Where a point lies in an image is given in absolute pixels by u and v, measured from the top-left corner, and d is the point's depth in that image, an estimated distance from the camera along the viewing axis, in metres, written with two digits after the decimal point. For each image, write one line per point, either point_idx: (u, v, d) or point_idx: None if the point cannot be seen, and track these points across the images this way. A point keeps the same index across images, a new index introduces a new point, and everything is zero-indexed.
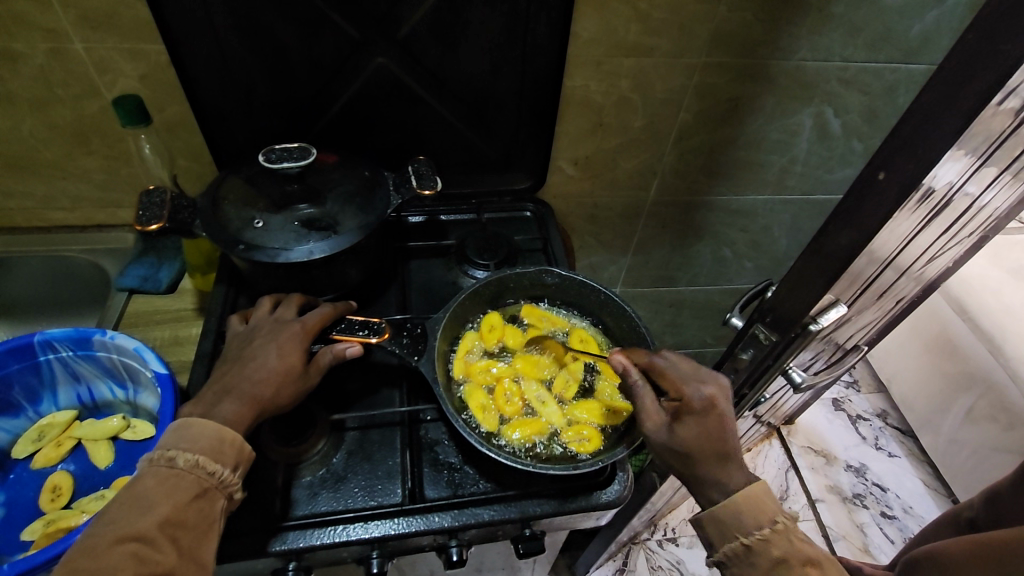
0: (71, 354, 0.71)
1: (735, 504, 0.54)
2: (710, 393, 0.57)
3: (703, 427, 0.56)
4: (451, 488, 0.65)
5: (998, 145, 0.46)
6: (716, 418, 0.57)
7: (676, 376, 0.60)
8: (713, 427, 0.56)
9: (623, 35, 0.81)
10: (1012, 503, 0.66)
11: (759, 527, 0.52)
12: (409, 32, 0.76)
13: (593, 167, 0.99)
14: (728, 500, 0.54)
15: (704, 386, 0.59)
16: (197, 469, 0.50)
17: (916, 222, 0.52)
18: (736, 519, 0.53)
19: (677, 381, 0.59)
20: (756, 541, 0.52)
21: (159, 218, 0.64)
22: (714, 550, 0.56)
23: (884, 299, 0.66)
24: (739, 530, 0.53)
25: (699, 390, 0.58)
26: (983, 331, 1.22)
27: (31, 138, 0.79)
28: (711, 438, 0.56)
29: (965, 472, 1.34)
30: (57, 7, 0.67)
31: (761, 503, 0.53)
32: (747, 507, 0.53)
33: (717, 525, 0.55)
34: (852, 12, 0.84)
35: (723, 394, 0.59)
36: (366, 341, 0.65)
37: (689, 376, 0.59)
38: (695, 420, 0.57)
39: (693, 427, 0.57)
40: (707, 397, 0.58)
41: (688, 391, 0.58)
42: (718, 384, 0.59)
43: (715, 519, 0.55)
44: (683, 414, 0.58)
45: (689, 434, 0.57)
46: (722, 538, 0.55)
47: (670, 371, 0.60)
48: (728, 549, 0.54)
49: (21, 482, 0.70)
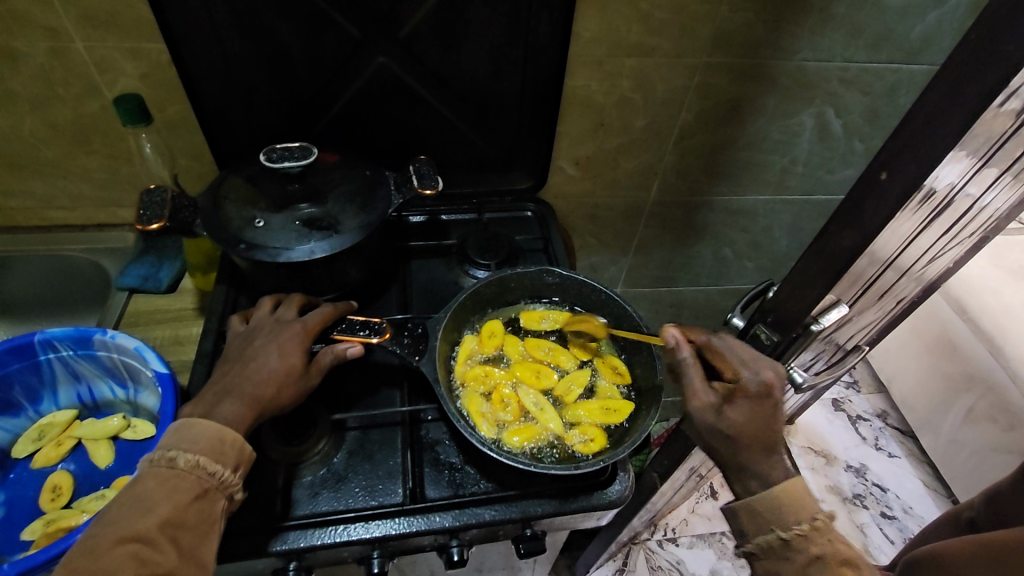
0: (71, 353, 0.71)
1: (776, 498, 0.54)
2: (767, 378, 0.56)
3: (755, 412, 0.56)
4: (451, 488, 0.65)
5: (999, 146, 0.45)
6: (770, 405, 0.56)
7: (735, 358, 0.59)
8: (765, 414, 0.56)
9: (625, 34, 0.81)
10: (1012, 503, 0.66)
11: (798, 523, 0.52)
12: (410, 31, 0.76)
13: (594, 168, 0.99)
14: (767, 493, 0.54)
15: (762, 370, 0.57)
16: (198, 470, 0.50)
17: (917, 223, 0.52)
18: (773, 513, 0.54)
19: (735, 364, 0.58)
20: (793, 535, 0.52)
21: (160, 218, 0.63)
22: (747, 541, 0.56)
23: (884, 300, 0.66)
24: (776, 524, 0.53)
25: (757, 374, 0.57)
26: (984, 332, 1.22)
27: (31, 137, 0.79)
28: (760, 425, 0.56)
29: (965, 472, 1.33)
30: (58, 6, 0.67)
31: (802, 500, 0.53)
32: (787, 502, 0.53)
33: (753, 517, 0.55)
34: (854, 12, 0.84)
35: (781, 380, 0.57)
36: (366, 341, 0.65)
37: (748, 359, 0.58)
38: (749, 404, 0.56)
39: (745, 411, 0.56)
40: (764, 382, 0.56)
41: (746, 374, 0.57)
42: (778, 370, 0.58)
43: (751, 510, 0.55)
44: (736, 397, 0.57)
45: (739, 418, 0.56)
46: (756, 530, 0.55)
47: (729, 352, 0.59)
48: (763, 541, 0.54)
49: (21, 482, 0.70)
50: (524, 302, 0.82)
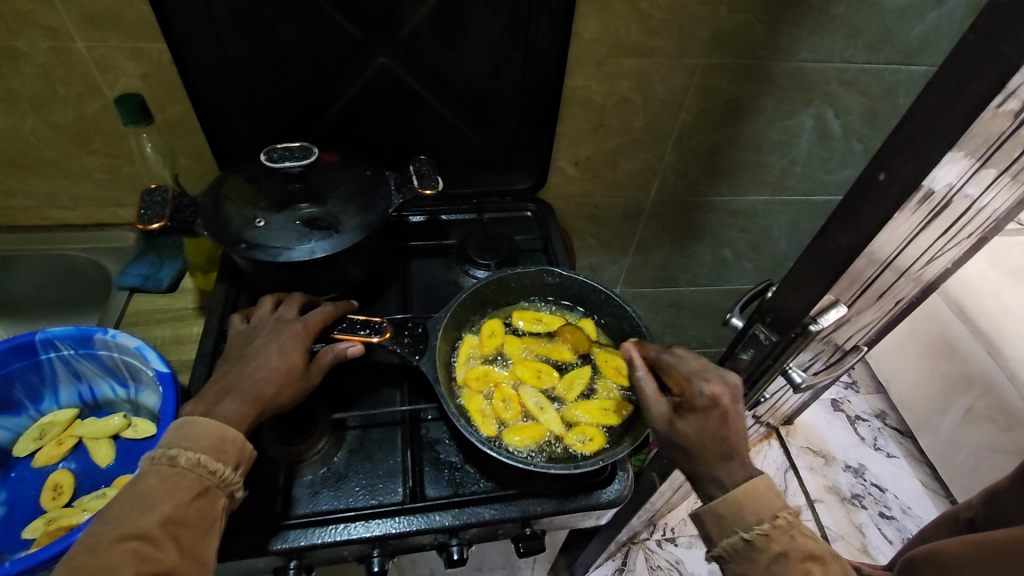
0: (72, 352, 0.71)
1: (736, 499, 0.54)
2: (710, 392, 0.57)
3: (703, 425, 0.57)
4: (451, 487, 0.66)
5: (998, 146, 0.46)
6: (718, 417, 0.57)
7: (680, 373, 0.60)
8: (714, 425, 0.57)
9: (624, 35, 0.81)
10: (1011, 503, 0.66)
11: (759, 522, 0.52)
12: (410, 32, 0.76)
13: (594, 168, 0.99)
14: (727, 496, 0.54)
15: (707, 383, 0.58)
16: (199, 468, 0.51)
17: (916, 223, 0.53)
18: (734, 514, 0.54)
19: (681, 379, 0.60)
20: (756, 535, 0.52)
21: (161, 218, 0.64)
22: (714, 546, 0.55)
23: (883, 300, 0.66)
24: (738, 525, 0.53)
25: (702, 388, 0.58)
26: (982, 332, 1.22)
27: (32, 137, 0.80)
28: (710, 436, 0.57)
29: (964, 471, 1.34)
30: (60, 6, 0.67)
31: (763, 499, 0.53)
32: (747, 502, 0.53)
33: (716, 520, 0.55)
34: (853, 13, 0.84)
35: (728, 391, 0.57)
36: (367, 340, 0.65)
37: (694, 373, 0.59)
38: (697, 417, 0.58)
39: (694, 424, 0.58)
40: (708, 396, 0.57)
41: (690, 388, 0.58)
42: (725, 380, 0.59)
43: (714, 513, 0.55)
44: (686, 410, 0.59)
45: (688, 431, 0.58)
46: (720, 533, 0.55)
47: (677, 368, 0.60)
48: (729, 544, 0.54)
49: (21, 481, 0.70)
50: (523, 302, 0.82)
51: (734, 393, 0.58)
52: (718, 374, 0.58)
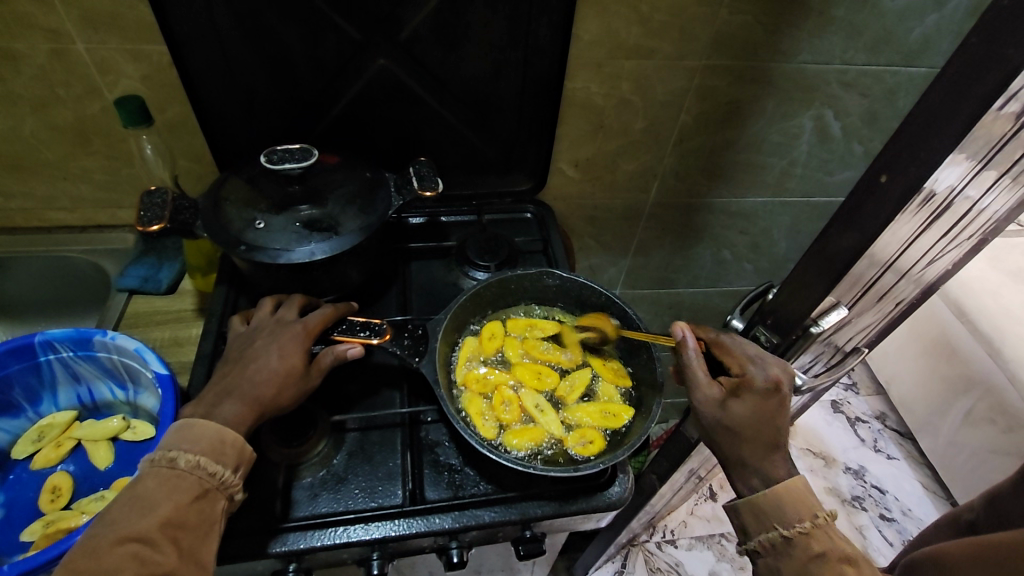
0: (72, 354, 0.71)
1: (778, 496, 0.54)
2: (776, 374, 0.57)
3: (760, 407, 0.57)
4: (451, 489, 0.65)
5: (998, 149, 0.45)
6: (776, 401, 0.57)
7: (742, 354, 0.61)
8: (771, 409, 0.56)
9: (625, 37, 0.81)
10: (1012, 504, 0.66)
11: (800, 520, 0.52)
12: (410, 33, 0.76)
13: (594, 170, 0.99)
14: (769, 491, 0.55)
15: (769, 367, 0.58)
16: (198, 470, 0.50)
17: (916, 225, 0.52)
18: (775, 510, 0.54)
19: (743, 360, 0.60)
20: (796, 533, 0.52)
21: (161, 219, 0.64)
22: (749, 539, 0.56)
23: (884, 302, 0.65)
24: (778, 522, 0.54)
25: (765, 369, 0.58)
26: (982, 334, 1.22)
27: (31, 138, 0.79)
28: (762, 419, 0.56)
29: (964, 474, 1.33)
30: (59, 8, 0.67)
31: (803, 498, 0.54)
32: (789, 500, 0.54)
33: (755, 513, 0.55)
34: (853, 15, 0.84)
35: (788, 378, 0.58)
36: (367, 342, 0.65)
37: (756, 356, 0.60)
38: (754, 398, 0.57)
39: (750, 406, 0.57)
40: (772, 378, 0.57)
41: (753, 369, 0.59)
42: (785, 369, 0.59)
43: (753, 507, 0.55)
44: (742, 391, 0.58)
45: (742, 411, 0.57)
46: (757, 527, 0.55)
47: (737, 350, 0.61)
48: (765, 539, 0.54)
49: (21, 482, 0.70)
50: (523, 306, 0.82)
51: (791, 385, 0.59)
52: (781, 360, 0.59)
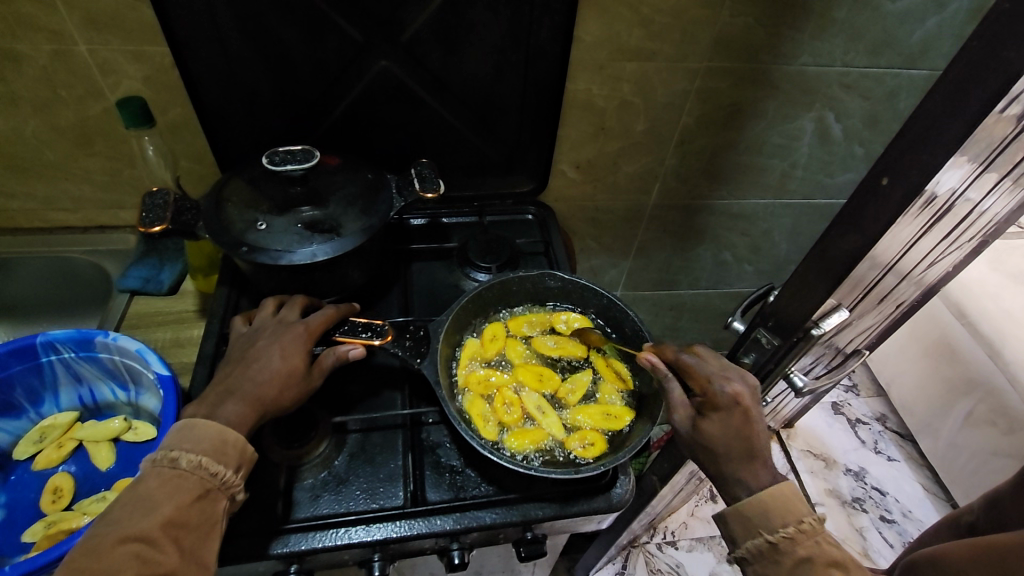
0: (73, 355, 0.71)
1: (762, 501, 0.54)
2: (734, 390, 0.58)
3: (728, 423, 0.58)
4: (452, 491, 0.65)
5: (999, 151, 0.45)
6: (742, 415, 0.58)
7: (701, 372, 0.61)
8: (739, 423, 0.57)
9: (626, 39, 0.81)
10: (1013, 507, 0.66)
11: (784, 526, 0.52)
12: (412, 35, 0.76)
13: (595, 171, 0.99)
14: (754, 497, 0.54)
15: (729, 383, 0.59)
16: (200, 470, 0.50)
17: (917, 228, 0.52)
18: (760, 518, 0.53)
19: (702, 379, 0.61)
20: (781, 538, 0.52)
21: (162, 220, 0.64)
22: (736, 547, 0.55)
23: (883, 304, 0.65)
24: (763, 528, 0.53)
25: (724, 386, 0.59)
26: (982, 335, 1.22)
27: (34, 140, 0.80)
28: (734, 435, 0.57)
29: (965, 476, 1.33)
30: (62, 9, 0.67)
31: (789, 503, 0.53)
32: (773, 505, 0.53)
33: (741, 521, 0.54)
34: (854, 17, 0.85)
35: (749, 392, 0.59)
36: (369, 343, 0.65)
37: (714, 373, 0.60)
38: (721, 416, 0.58)
39: (719, 423, 0.58)
40: (731, 394, 0.58)
41: (713, 388, 0.59)
42: (746, 381, 0.60)
43: (740, 516, 0.55)
44: (709, 410, 0.60)
45: (712, 429, 0.58)
46: (745, 534, 0.54)
47: (696, 368, 0.62)
48: (752, 545, 0.53)
49: (21, 484, 0.70)
50: (526, 305, 0.82)
51: (756, 393, 0.60)
52: (740, 374, 0.60)
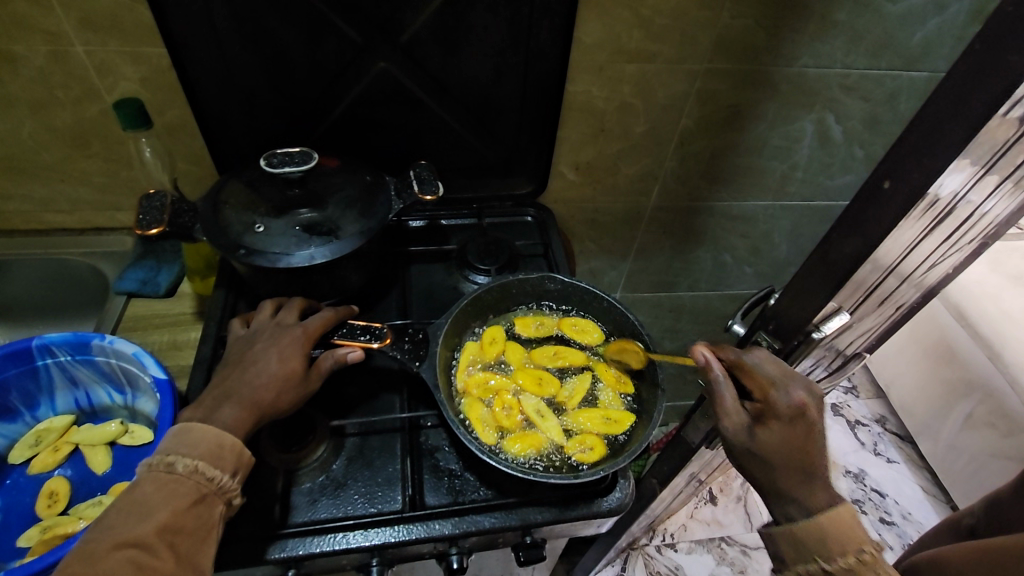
0: (70, 358, 0.70)
1: (819, 526, 0.51)
2: (801, 400, 0.54)
3: (788, 434, 0.54)
4: (451, 495, 0.65)
5: (1002, 154, 0.44)
6: (805, 427, 0.54)
7: (764, 377, 0.56)
8: (800, 434, 0.54)
9: (626, 40, 0.81)
10: (1013, 509, 0.65)
11: (844, 555, 0.49)
12: (411, 37, 0.76)
13: (594, 173, 0.98)
14: (810, 520, 0.52)
15: (794, 391, 0.55)
16: (196, 475, 0.50)
17: (919, 230, 0.51)
18: (815, 543, 0.51)
19: (765, 384, 0.56)
20: (839, 568, 0.49)
21: (159, 223, 0.64)
22: (786, 567, 0.54)
23: (883, 307, 0.61)
24: (820, 554, 0.51)
25: (790, 394, 0.55)
26: (982, 336, 1.19)
27: (30, 141, 0.79)
28: (793, 447, 0.54)
29: (964, 478, 1.34)
30: (58, 9, 0.67)
31: (850, 529, 0.50)
32: (831, 532, 0.50)
33: (793, 543, 0.53)
34: (854, 19, 0.84)
35: (814, 402, 0.55)
36: (367, 346, 0.65)
37: (779, 378, 0.56)
38: (781, 425, 0.55)
39: (778, 433, 0.54)
40: (797, 403, 0.54)
41: (777, 395, 0.55)
42: (811, 390, 0.56)
43: (792, 537, 0.53)
44: (769, 418, 0.55)
45: (771, 439, 0.54)
46: (796, 557, 0.52)
47: (758, 371, 0.57)
48: (805, 569, 0.51)
49: (17, 488, 0.70)
50: (530, 308, 0.82)
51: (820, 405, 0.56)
52: (807, 382, 0.55)
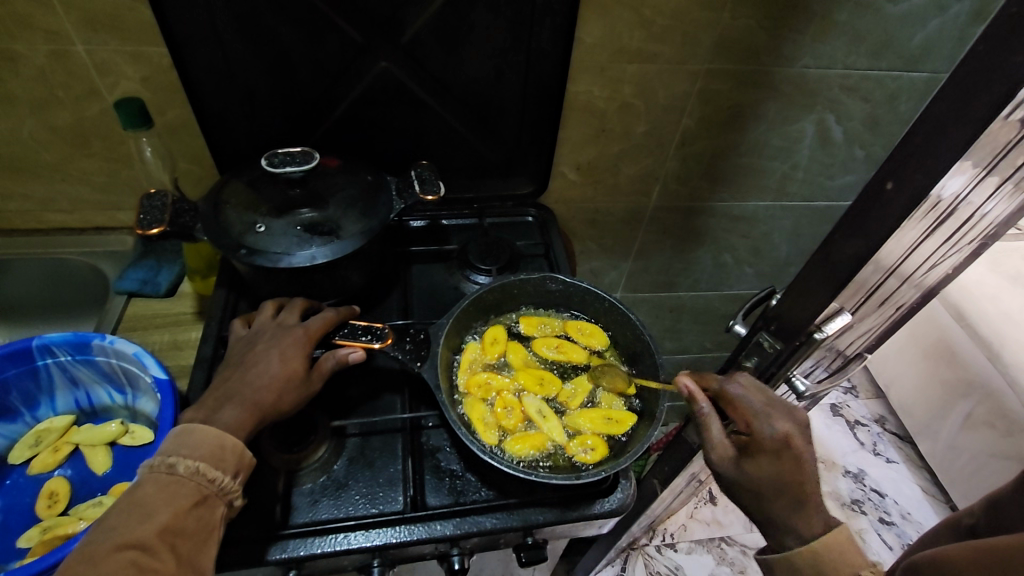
0: (70, 359, 0.70)
1: (815, 551, 0.50)
2: (785, 431, 0.54)
3: (778, 466, 0.54)
4: (452, 496, 0.65)
5: (1002, 156, 0.44)
6: (793, 458, 0.54)
7: (746, 409, 0.57)
8: (790, 467, 0.54)
9: (627, 40, 0.81)
10: (1013, 508, 0.65)
11: None
12: (412, 36, 0.76)
13: (595, 173, 0.98)
14: (806, 546, 0.51)
15: (777, 422, 0.55)
16: (197, 476, 0.50)
17: (921, 231, 0.51)
18: (811, 569, 0.50)
19: (747, 416, 0.57)
20: None
21: (160, 223, 0.63)
22: None
23: (883, 307, 0.61)
24: None
25: (774, 426, 0.55)
26: (982, 337, 1.19)
27: (30, 140, 0.79)
28: (784, 479, 0.54)
29: (965, 478, 1.34)
30: (59, 8, 0.66)
31: (846, 555, 0.50)
32: (827, 557, 0.50)
33: (788, 569, 0.52)
34: (855, 20, 0.84)
35: (799, 432, 0.55)
36: (369, 346, 0.65)
37: (761, 409, 0.56)
38: (769, 458, 0.55)
39: (767, 465, 0.55)
40: (781, 435, 0.54)
41: (760, 428, 0.55)
42: (795, 418, 0.56)
43: (787, 564, 0.52)
44: (756, 451, 0.56)
45: (760, 472, 0.55)
46: None
47: (741, 403, 0.57)
48: None
49: (18, 488, 0.69)
50: (532, 308, 0.82)
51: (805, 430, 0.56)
52: (789, 411, 0.56)
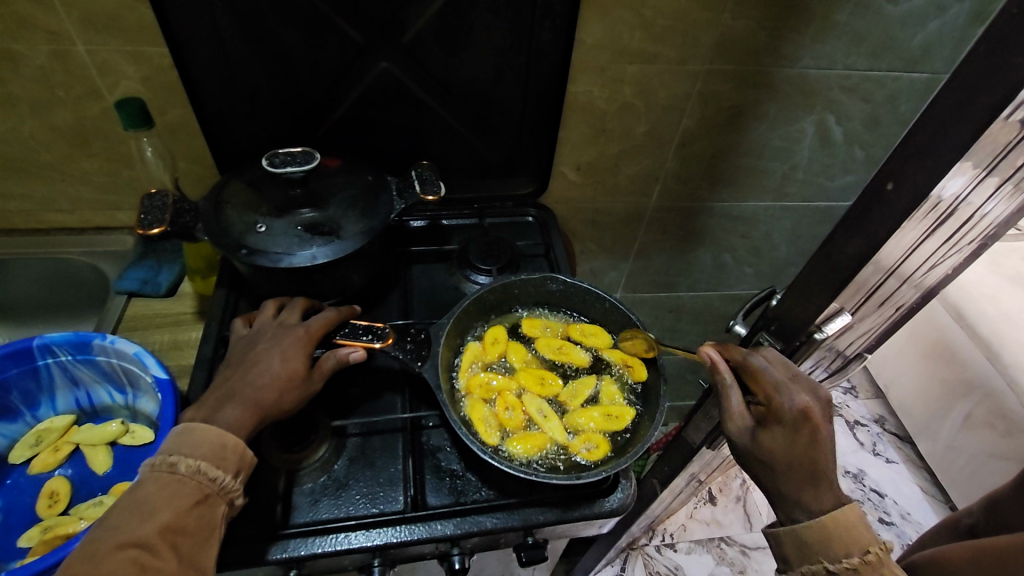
0: (71, 358, 0.70)
1: (824, 526, 0.51)
2: (803, 405, 0.53)
3: (792, 439, 0.53)
4: (452, 496, 0.65)
5: (1002, 157, 0.44)
6: (809, 432, 0.53)
7: (768, 380, 0.56)
8: (805, 441, 0.53)
9: (628, 41, 0.81)
10: (1013, 508, 0.65)
11: (848, 556, 0.49)
12: (413, 37, 0.76)
13: (595, 173, 0.98)
14: (814, 521, 0.51)
15: (799, 395, 0.54)
16: (199, 475, 0.50)
17: (921, 231, 0.51)
18: (819, 543, 0.51)
19: (769, 388, 0.56)
20: (843, 569, 0.49)
21: (161, 223, 0.63)
22: (789, 569, 0.53)
23: (883, 308, 0.61)
24: (824, 556, 0.50)
25: (793, 399, 0.54)
26: (982, 338, 1.19)
27: (30, 140, 0.79)
28: (785, 477, 0.54)
29: (964, 479, 1.34)
30: (59, 9, 0.66)
31: (854, 531, 0.50)
32: (835, 533, 0.50)
33: (797, 544, 0.52)
34: (855, 20, 0.84)
35: (820, 406, 0.53)
36: (370, 346, 0.65)
37: (783, 381, 0.55)
38: (785, 431, 0.54)
39: (780, 438, 0.54)
40: (800, 408, 0.53)
41: (780, 399, 0.55)
42: (818, 394, 0.55)
43: (796, 538, 0.52)
44: (772, 422, 0.56)
45: (772, 444, 0.55)
46: (801, 558, 0.52)
47: (763, 374, 0.57)
48: (809, 570, 0.51)
49: (18, 487, 0.69)
50: (533, 308, 0.82)
51: (828, 407, 0.54)
52: (812, 386, 0.54)
